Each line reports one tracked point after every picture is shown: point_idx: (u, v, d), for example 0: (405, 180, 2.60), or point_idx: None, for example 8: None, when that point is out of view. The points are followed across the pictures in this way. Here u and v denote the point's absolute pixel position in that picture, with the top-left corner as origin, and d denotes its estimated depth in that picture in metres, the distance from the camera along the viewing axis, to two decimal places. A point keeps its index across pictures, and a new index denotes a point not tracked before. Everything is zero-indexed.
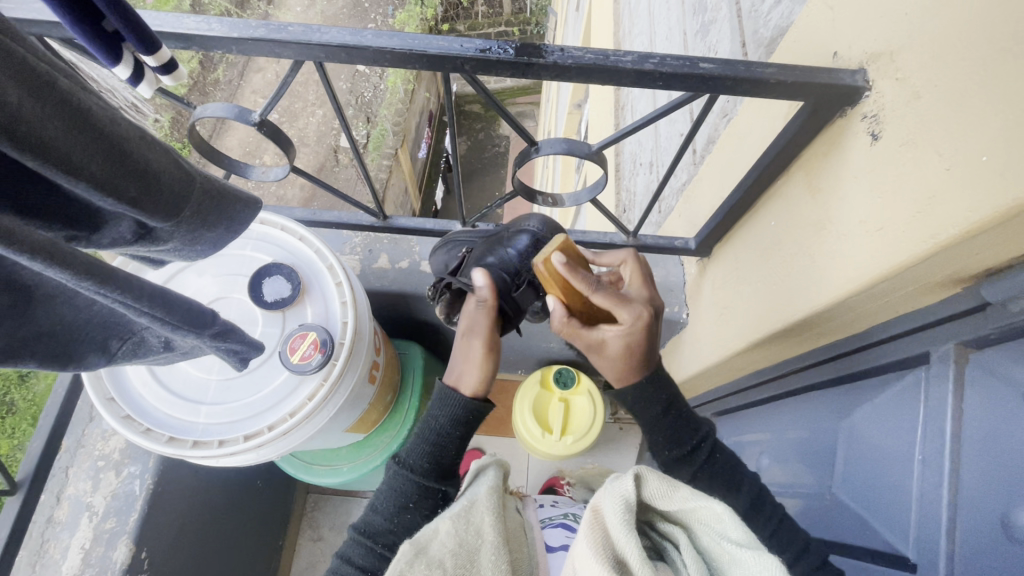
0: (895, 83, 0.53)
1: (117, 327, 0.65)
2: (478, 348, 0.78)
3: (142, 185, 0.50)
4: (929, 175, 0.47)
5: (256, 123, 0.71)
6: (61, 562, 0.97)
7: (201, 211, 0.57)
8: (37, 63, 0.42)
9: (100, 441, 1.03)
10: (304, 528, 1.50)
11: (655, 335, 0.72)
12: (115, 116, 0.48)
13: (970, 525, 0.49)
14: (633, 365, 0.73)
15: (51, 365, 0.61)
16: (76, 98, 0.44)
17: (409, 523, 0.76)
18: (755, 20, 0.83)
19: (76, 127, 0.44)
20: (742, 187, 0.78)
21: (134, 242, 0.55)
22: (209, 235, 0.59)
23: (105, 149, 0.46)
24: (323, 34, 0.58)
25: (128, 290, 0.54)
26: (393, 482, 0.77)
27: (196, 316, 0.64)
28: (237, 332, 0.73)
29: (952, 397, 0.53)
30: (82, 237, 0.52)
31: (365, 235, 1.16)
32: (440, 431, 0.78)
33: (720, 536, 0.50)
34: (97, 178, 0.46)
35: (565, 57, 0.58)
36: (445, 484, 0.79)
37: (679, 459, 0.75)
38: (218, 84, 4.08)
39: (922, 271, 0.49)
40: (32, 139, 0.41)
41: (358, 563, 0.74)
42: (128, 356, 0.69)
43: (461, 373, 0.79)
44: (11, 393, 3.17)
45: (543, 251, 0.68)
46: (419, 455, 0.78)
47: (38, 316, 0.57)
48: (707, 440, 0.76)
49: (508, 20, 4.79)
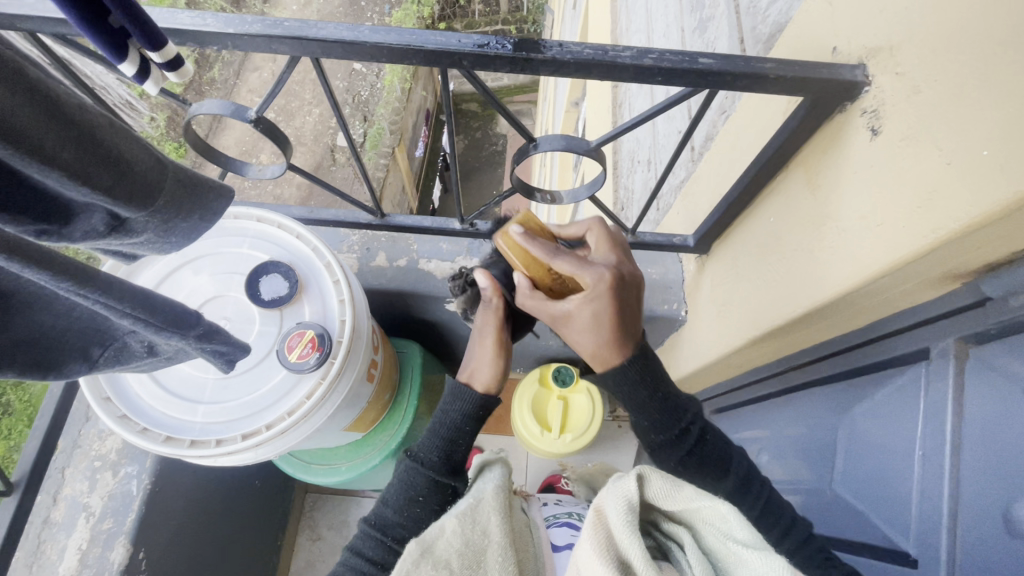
0: (894, 77, 0.53)
1: (97, 333, 0.64)
2: (489, 346, 0.82)
3: (115, 174, 0.48)
4: (929, 170, 0.47)
5: (252, 121, 0.70)
6: (58, 562, 0.97)
7: (175, 199, 0.55)
8: (6, 51, 0.41)
9: (97, 441, 1.03)
10: (303, 528, 1.49)
11: (624, 301, 0.70)
12: (86, 104, 0.47)
13: (971, 521, 0.49)
14: (607, 338, 0.71)
15: (30, 374, 0.60)
16: (46, 86, 0.43)
17: (419, 517, 0.75)
18: (753, 16, 0.82)
19: (47, 114, 0.43)
20: (741, 184, 0.78)
21: (108, 235, 0.53)
22: (183, 225, 0.58)
23: (76, 137, 0.45)
24: (319, 30, 0.57)
25: (111, 292, 0.56)
26: (405, 475, 0.77)
27: (179, 317, 0.64)
28: (221, 334, 0.73)
29: (953, 392, 0.52)
30: (53, 232, 0.49)
31: (362, 233, 1.15)
32: (452, 425, 0.80)
33: (725, 536, 0.50)
34: (70, 166, 0.45)
35: (563, 52, 0.58)
36: (457, 480, 0.79)
37: (669, 441, 0.74)
38: (214, 83, 4.06)
39: (922, 265, 0.49)
40: (3, 125, 0.40)
41: (369, 555, 0.73)
42: (111, 364, 0.67)
43: (475, 369, 0.83)
44: (8, 394, 3.15)
45: (503, 227, 0.74)
46: (431, 449, 0.78)
47: (17, 323, 0.57)
48: (697, 422, 0.75)
49: (505, 18, 4.78)
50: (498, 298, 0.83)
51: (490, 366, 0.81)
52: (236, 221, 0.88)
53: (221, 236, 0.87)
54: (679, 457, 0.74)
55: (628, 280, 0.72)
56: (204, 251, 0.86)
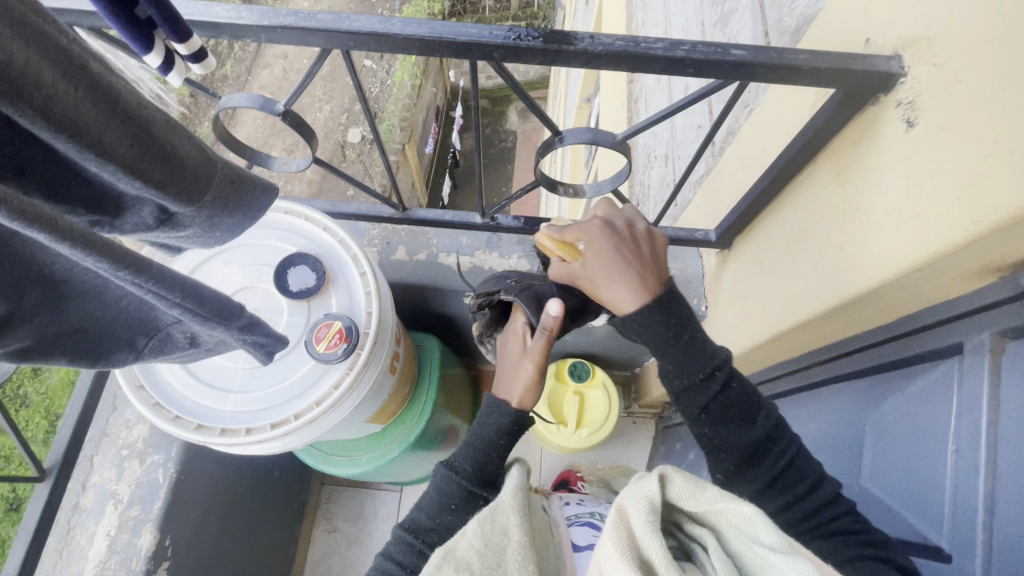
0: (932, 68, 0.52)
1: (142, 324, 0.64)
2: (537, 372, 0.78)
3: (167, 168, 0.49)
4: (966, 161, 0.47)
5: (281, 114, 0.71)
6: (88, 548, 0.99)
7: (222, 196, 0.55)
8: (72, 46, 0.41)
9: (124, 430, 1.05)
10: (319, 519, 1.51)
11: (626, 241, 0.69)
12: (141, 100, 0.47)
13: (1006, 517, 0.49)
14: (629, 282, 0.67)
15: (79, 362, 0.61)
16: (107, 81, 0.44)
17: (450, 524, 0.74)
18: (778, 9, 0.82)
19: (105, 110, 0.43)
20: (767, 178, 0.78)
21: (157, 228, 0.54)
22: (228, 220, 0.58)
23: (133, 133, 0.46)
24: (352, 22, 0.57)
25: (161, 280, 0.53)
26: (439, 483, 0.77)
27: (224, 308, 0.62)
28: (262, 325, 0.71)
29: (987, 386, 0.52)
30: (106, 222, 0.51)
31: (383, 227, 1.16)
32: (486, 439, 0.78)
33: (751, 539, 0.49)
34: (125, 161, 0.45)
35: (595, 43, 0.57)
36: (487, 491, 0.77)
37: (692, 385, 0.68)
38: (228, 80, 4.09)
39: (960, 258, 0.49)
40: (66, 120, 0.41)
41: (398, 559, 0.72)
42: (155, 353, 0.67)
43: (513, 389, 0.79)
44: (25, 386, 3.22)
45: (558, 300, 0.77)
46: (465, 459, 0.77)
47: (70, 312, 0.58)
48: (723, 368, 0.69)
49: (515, 13, 4.76)
50: (557, 329, 0.78)
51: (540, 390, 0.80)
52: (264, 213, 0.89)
53: (251, 228, 0.88)
54: (705, 401, 0.68)
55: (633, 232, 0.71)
56: (233, 243, 0.87)
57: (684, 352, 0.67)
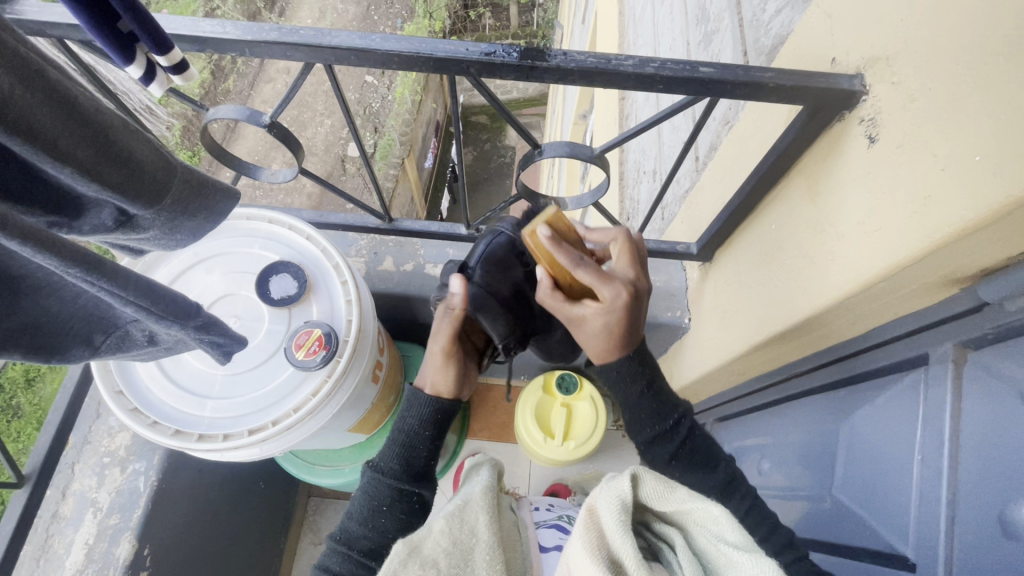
0: (890, 87, 0.54)
1: (100, 321, 0.65)
2: (439, 353, 0.81)
3: (125, 172, 0.50)
4: (920, 175, 0.48)
5: (267, 125, 0.73)
6: (66, 556, 0.98)
7: (182, 199, 0.57)
8: (31, 54, 0.43)
9: (106, 438, 1.05)
10: (305, 532, 1.49)
11: (635, 316, 0.72)
12: (101, 106, 0.49)
13: (967, 525, 0.49)
14: (609, 344, 0.74)
15: (34, 357, 0.62)
16: (67, 88, 0.45)
17: (384, 527, 0.75)
18: (756, 29, 0.84)
19: (64, 116, 0.45)
20: (743, 191, 0.79)
21: (115, 230, 0.56)
22: (188, 224, 0.59)
23: (91, 138, 0.47)
24: (333, 37, 0.59)
25: (114, 279, 0.54)
26: (368, 488, 0.78)
27: (181, 308, 0.63)
28: (220, 325, 0.72)
29: (950, 396, 0.53)
30: (63, 223, 0.53)
31: (371, 238, 1.18)
32: (410, 432, 0.81)
33: (717, 537, 0.50)
34: (83, 164, 0.47)
35: (568, 60, 0.59)
36: (420, 486, 0.80)
37: (659, 435, 0.76)
38: (229, 94, 4.15)
39: (917, 269, 0.50)
40: (22, 124, 0.42)
41: (334, 570, 0.73)
42: (112, 350, 0.69)
43: (427, 376, 0.84)
44: (18, 398, 3.20)
45: (530, 225, 0.69)
46: (391, 458, 0.79)
47: (26, 307, 0.58)
48: (686, 419, 0.78)
49: (514, 33, 4.88)
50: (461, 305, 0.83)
51: (449, 369, 0.82)
52: (248, 222, 0.90)
53: (235, 236, 0.89)
54: (672, 451, 0.76)
55: (641, 297, 0.73)
56: (217, 251, 0.88)
57: (646, 409, 0.77)
